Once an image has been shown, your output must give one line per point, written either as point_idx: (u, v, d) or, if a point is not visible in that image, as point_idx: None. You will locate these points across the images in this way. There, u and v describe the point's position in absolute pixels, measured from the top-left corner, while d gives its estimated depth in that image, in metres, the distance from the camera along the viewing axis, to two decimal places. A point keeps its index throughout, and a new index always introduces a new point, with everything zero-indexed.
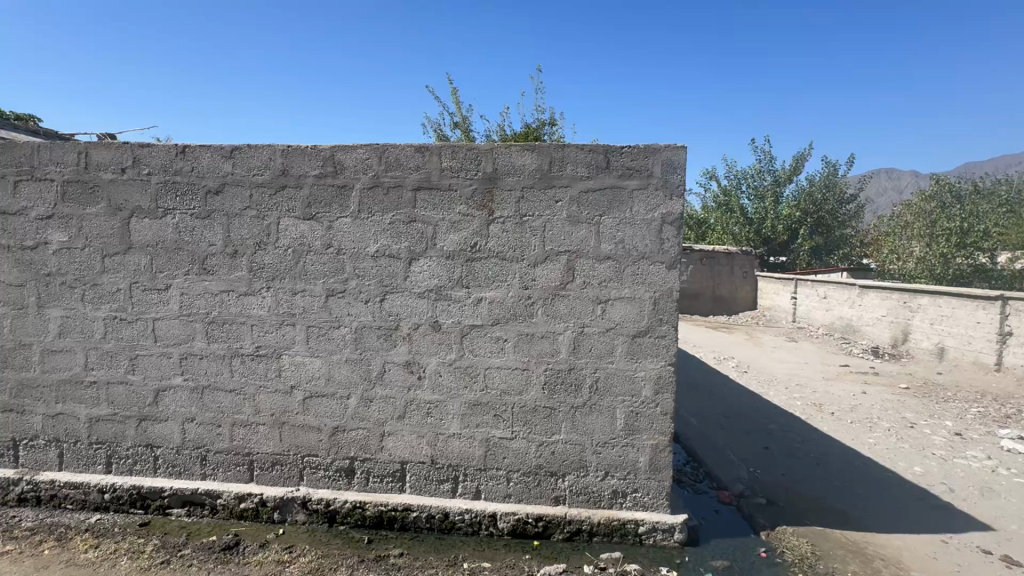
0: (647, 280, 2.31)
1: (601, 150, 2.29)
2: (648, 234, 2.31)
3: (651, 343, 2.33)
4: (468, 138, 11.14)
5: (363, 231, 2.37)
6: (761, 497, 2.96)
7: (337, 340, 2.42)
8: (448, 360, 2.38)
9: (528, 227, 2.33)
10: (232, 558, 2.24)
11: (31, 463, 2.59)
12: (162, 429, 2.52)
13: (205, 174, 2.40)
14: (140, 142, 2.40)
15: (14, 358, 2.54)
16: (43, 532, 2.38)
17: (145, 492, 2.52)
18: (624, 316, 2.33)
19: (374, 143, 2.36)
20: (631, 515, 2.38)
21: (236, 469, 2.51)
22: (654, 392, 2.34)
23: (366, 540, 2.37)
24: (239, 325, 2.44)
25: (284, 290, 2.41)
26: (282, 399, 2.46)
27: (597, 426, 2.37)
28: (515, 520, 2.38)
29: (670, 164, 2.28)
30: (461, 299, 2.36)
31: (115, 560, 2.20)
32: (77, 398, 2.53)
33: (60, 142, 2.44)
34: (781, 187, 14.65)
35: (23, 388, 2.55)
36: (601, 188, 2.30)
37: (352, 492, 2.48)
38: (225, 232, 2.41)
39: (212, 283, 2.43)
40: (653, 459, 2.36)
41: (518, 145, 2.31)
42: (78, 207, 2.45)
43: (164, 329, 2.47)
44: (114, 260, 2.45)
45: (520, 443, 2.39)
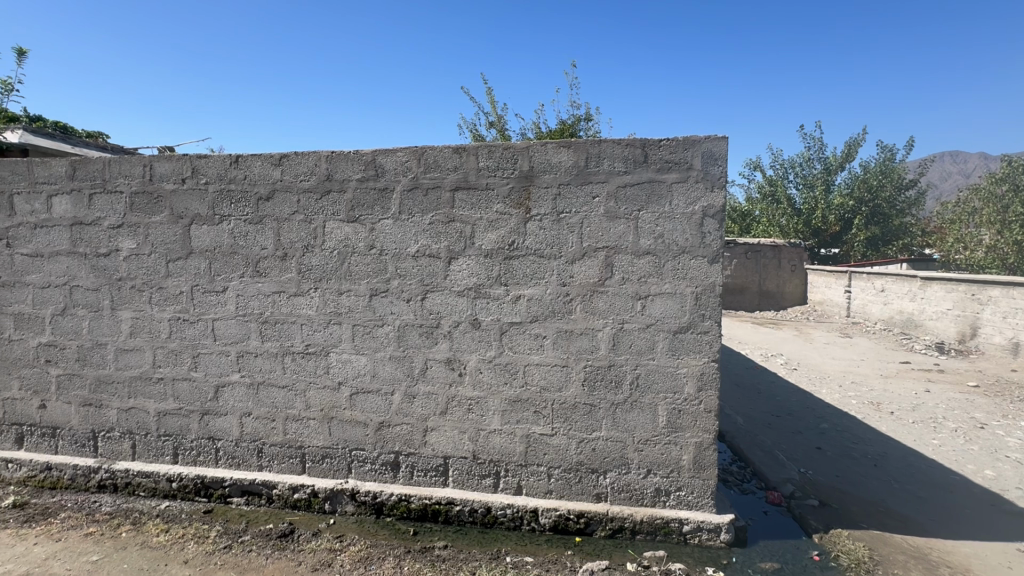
0: (689, 274, 2.27)
1: (638, 144, 2.27)
2: (688, 228, 2.26)
3: (693, 339, 2.28)
4: (504, 137, 11.17)
5: (404, 231, 2.44)
6: (813, 499, 2.84)
7: (381, 338, 2.50)
8: (488, 357, 2.42)
9: (566, 224, 2.33)
10: (288, 545, 2.36)
11: (108, 453, 2.81)
12: (222, 423, 2.68)
13: (256, 181, 2.53)
14: (198, 154, 2.56)
15: (92, 356, 2.76)
16: (120, 516, 2.59)
17: (208, 482, 2.69)
18: (664, 312, 2.29)
19: (413, 146, 2.41)
20: (675, 514, 2.34)
21: (290, 461, 2.64)
22: (697, 390, 2.30)
23: (411, 532, 2.45)
24: (291, 325, 2.57)
25: (331, 291, 2.52)
26: (330, 394, 2.57)
27: (638, 423, 2.34)
28: (557, 515, 2.39)
29: (710, 156, 2.23)
30: (500, 297, 2.39)
31: (183, 544, 2.37)
32: (147, 394, 2.73)
33: (128, 156, 2.64)
34: (832, 175, 13.96)
35: (100, 384, 2.77)
36: (639, 183, 2.28)
37: (397, 485, 2.56)
38: (276, 236, 2.53)
39: (265, 284, 2.57)
40: (697, 458, 2.32)
41: (554, 142, 2.31)
42: (144, 216, 2.64)
43: (222, 329, 2.62)
44: (177, 264, 2.63)
45: (560, 439, 2.40)
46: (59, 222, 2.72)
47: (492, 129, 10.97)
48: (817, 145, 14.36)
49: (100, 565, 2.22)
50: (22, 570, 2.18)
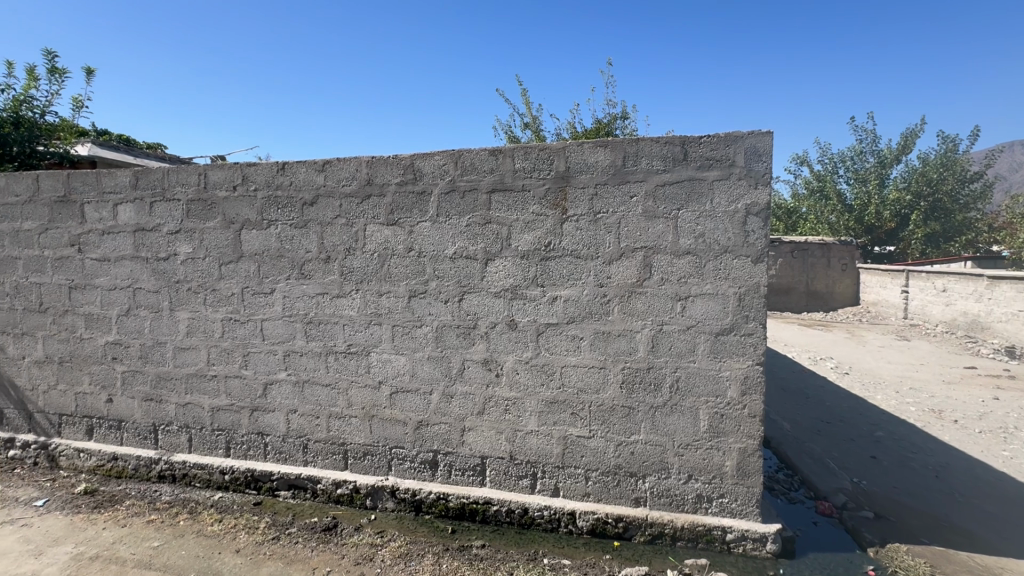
0: (731, 275, 2.20)
1: (677, 142, 2.22)
2: (731, 226, 2.19)
3: (736, 341, 2.21)
4: (540, 137, 11.10)
5: (442, 234, 2.48)
6: (868, 511, 2.70)
7: (419, 339, 2.55)
8: (525, 358, 2.42)
9: (603, 225, 2.30)
10: (332, 539, 2.44)
11: (167, 446, 2.99)
12: (270, 419, 2.80)
13: (302, 187, 2.63)
14: (248, 162, 2.68)
15: (154, 354, 2.94)
16: (178, 505, 2.75)
17: (257, 475, 2.81)
18: (706, 313, 2.23)
19: (450, 149, 2.45)
20: (717, 521, 2.27)
21: (333, 457, 2.73)
22: (740, 394, 2.22)
23: (449, 530, 2.48)
24: (334, 325, 2.65)
25: (371, 292, 2.58)
26: (371, 393, 2.64)
27: (678, 427, 2.29)
28: (594, 519, 2.37)
29: (753, 152, 2.16)
30: (537, 298, 2.39)
31: (235, 534, 2.49)
32: (202, 390, 2.88)
33: (184, 166, 2.80)
34: (886, 168, 13.23)
35: (161, 380, 2.95)
36: (678, 182, 2.23)
37: (436, 483, 2.60)
38: (320, 240, 2.63)
39: (309, 286, 2.67)
40: (741, 464, 2.25)
41: (590, 142, 2.29)
42: (199, 222, 2.79)
43: (270, 329, 2.74)
44: (229, 267, 2.77)
45: (598, 441, 2.37)
46: (124, 229, 2.91)
47: (528, 130, 10.97)
48: (870, 137, 13.63)
49: (161, 551, 2.36)
50: (93, 553, 2.35)
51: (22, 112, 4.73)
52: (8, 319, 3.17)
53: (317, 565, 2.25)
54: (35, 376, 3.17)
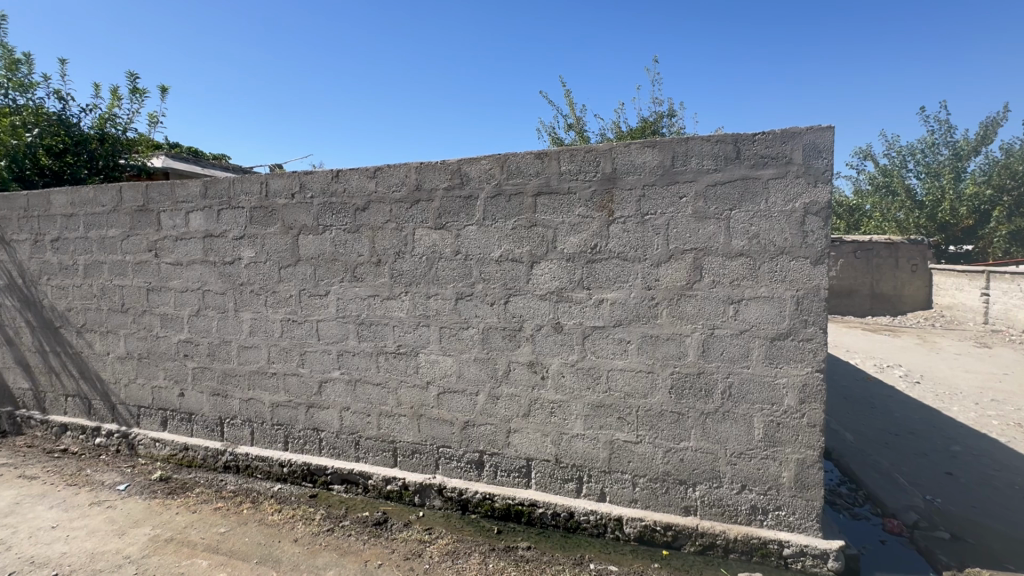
0: (788, 277, 2.10)
1: (729, 140, 2.16)
2: (788, 227, 2.10)
3: (793, 346, 2.11)
4: (583, 139, 10.95)
5: (488, 237, 2.51)
6: (943, 532, 2.50)
7: (465, 340, 2.59)
8: (571, 361, 2.41)
9: (650, 227, 2.26)
10: (382, 533, 2.52)
11: (232, 438, 3.18)
12: (325, 416, 2.92)
13: (354, 194, 2.74)
14: (305, 170, 2.83)
15: (220, 352, 3.15)
16: (242, 495, 2.92)
17: (312, 469, 2.94)
18: (760, 317, 2.14)
19: (496, 154, 2.48)
20: (773, 534, 2.17)
21: (384, 454, 2.82)
22: (798, 402, 2.12)
23: (495, 531, 2.50)
24: (384, 326, 2.74)
25: (420, 295, 2.66)
26: (419, 393, 2.71)
27: (731, 435, 2.21)
28: (642, 526, 2.32)
29: (812, 148, 2.06)
30: (583, 301, 2.38)
31: (294, 524, 2.61)
32: (263, 386, 3.05)
33: (248, 175, 2.98)
34: (963, 161, 12.29)
35: (226, 376, 3.15)
36: (730, 181, 2.16)
37: (482, 483, 2.63)
38: (371, 244, 2.72)
39: (361, 289, 2.77)
40: (799, 476, 2.14)
41: (637, 143, 2.26)
42: (261, 228, 2.96)
43: (325, 329, 2.87)
44: (288, 271, 2.92)
45: (645, 447, 2.33)
46: (194, 235, 3.14)
47: (571, 131, 10.88)
48: (944, 128, 12.65)
49: (227, 537, 2.52)
50: (168, 535, 2.54)
51: (107, 128, 5.17)
52: (95, 318, 3.48)
53: (369, 558, 2.33)
54: (117, 370, 3.46)
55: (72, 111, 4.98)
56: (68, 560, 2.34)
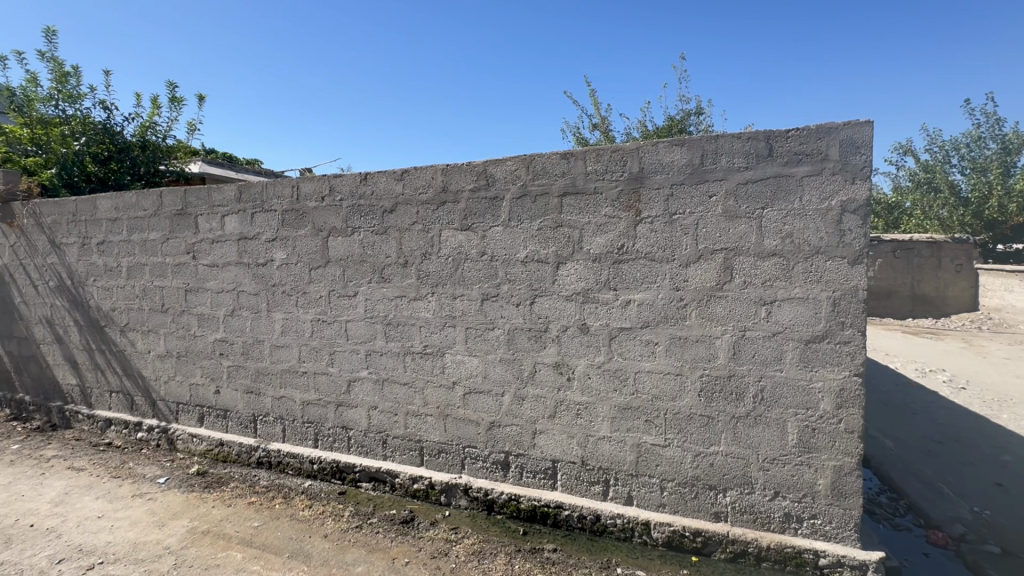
0: (824, 278, 2.03)
1: (761, 137, 2.10)
2: (824, 225, 2.03)
3: (830, 349, 2.04)
4: (609, 138, 10.81)
5: (514, 238, 2.51)
6: (992, 546, 2.38)
7: (491, 341, 2.60)
8: (597, 362, 2.39)
9: (679, 226, 2.23)
10: (409, 531, 2.55)
11: (265, 435, 3.27)
12: (353, 414, 2.98)
13: (382, 196, 2.79)
14: (334, 174, 2.89)
15: (254, 350, 3.24)
16: (274, 490, 2.99)
17: (341, 466, 2.99)
18: (795, 319, 2.08)
19: (522, 155, 2.48)
20: (809, 543, 2.10)
21: (410, 453, 2.85)
22: (835, 407, 2.05)
23: (521, 532, 2.49)
24: (411, 327, 2.78)
25: (446, 296, 2.68)
26: (445, 393, 2.73)
27: (763, 440, 2.15)
28: (670, 531, 2.27)
29: (850, 144, 1.99)
30: (609, 302, 2.35)
31: (324, 520, 2.67)
32: (294, 384, 3.13)
33: (280, 179, 3.06)
34: (1012, 155, 11.67)
35: (260, 374, 3.24)
36: (762, 179, 2.10)
37: (507, 484, 2.63)
38: (398, 245, 2.76)
39: (389, 289, 2.81)
40: (836, 483, 2.07)
41: (665, 141, 2.23)
42: (292, 231, 3.04)
43: (354, 329, 2.92)
44: (318, 272, 2.98)
45: (674, 451, 2.29)
46: (229, 237, 3.24)
47: (596, 131, 10.77)
48: (991, 121, 12.05)
49: (260, 530, 2.59)
50: (205, 528, 2.63)
51: (148, 136, 5.39)
52: (138, 317, 3.64)
53: (396, 555, 2.36)
54: (158, 368, 3.60)
55: (115, 120, 5.22)
56: (113, 548, 2.45)
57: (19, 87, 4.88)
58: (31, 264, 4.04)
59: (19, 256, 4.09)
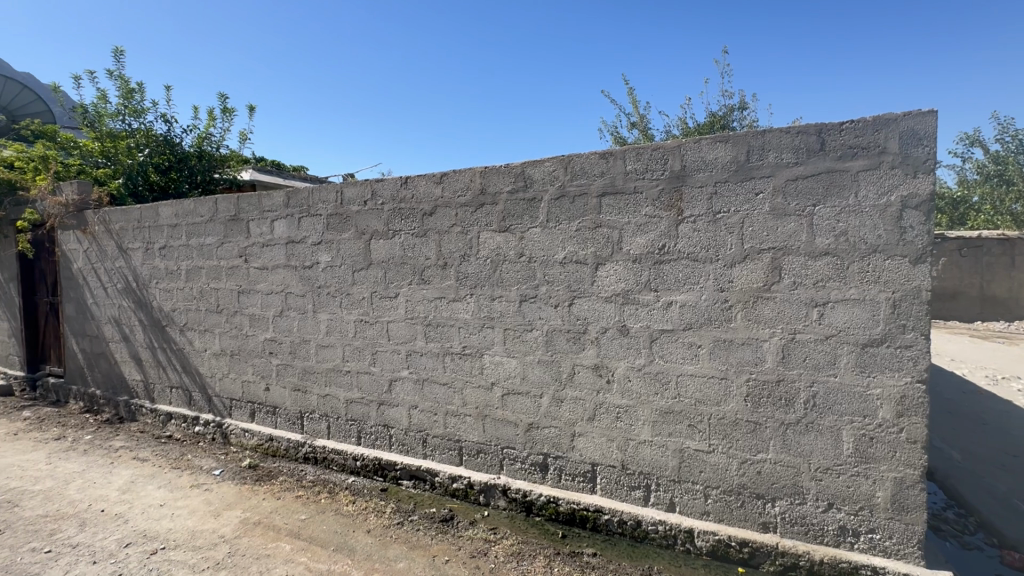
0: (882, 278, 1.92)
1: (812, 131, 2.01)
2: (882, 222, 1.92)
3: (889, 354, 1.93)
4: (647, 137, 10.58)
5: (553, 239, 2.50)
6: None
7: (530, 342, 2.59)
8: (638, 365, 2.35)
9: (723, 225, 2.16)
10: (449, 530, 2.58)
11: (311, 431, 3.39)
12: (395, 413, 3.04)
13: (421, 200, 2.84)
14: (376, 178, 2.97)
15: (301, 349, 3.37)
16: (319, 485, 3.10)
17: (383, 464, 3.06)
18: (850, 321, 1.97)
19: (560, 156, 2.48)
20: (867, 559, 1.98)
21: (450, 452, 2.89)
22: (895, 415, 1.93)
23: (560, 535, 2.48)
24: (450, 328, 2.81)
25: (484, 297, 2.70)
26: (484, 394, 2.74)
27: (815, 448, 2.05)
28: (715, 540, 2.20)
29: (911, 135, 1.87)
30: (650, 303, 2.31)
31: (367, 515, 2.74)
32: (339, 383, 3.23)
33: (325, 185, 3.17)
34: None
35: (306, 373, 3.36)
36: (814, 174, 2.01)
37: (546, 486, 2.61)
38: (438, 247, 2.81)
39: (428, 291, 2.86)
40: (897, 496, 1.95)
41: (708, 138, 2.17)
42: (336, 234, 3.14)
43: (395, 330, 2.99)
44: (361, 274, 3.07)
45: (718, 457, 2.22)
46: (278, 241, 3.38)
47: (634, 130, 10.60)
48: None
49: (307, 523, 2.69)
50: (256, 519, 2.75)
51: (203, 146, 5.71)
52: (195, 318, 3.85)
53: (437, 553, 2.40)
54: (213, 365, 3.80)
55: (175, 132, 5.56)
56: (174, 535, 2.60)
57: (91, 104, 5.28)
58: (102, 268, 4.35)
59: (92, 260, 4.42)
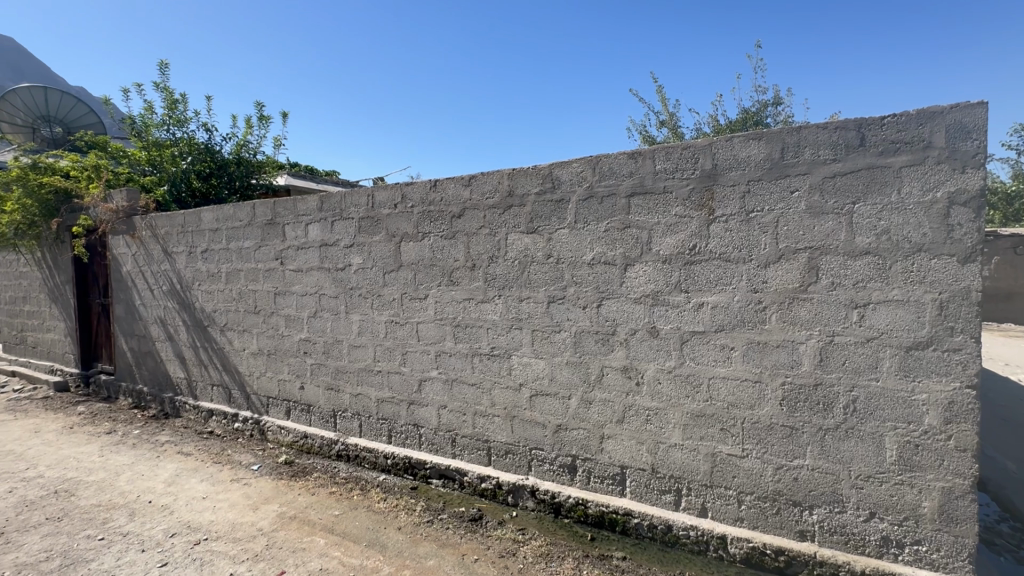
0: (928, 278, 1.84)
1: (851, 126, 1.94)
2: (927, 220, 1.84)
3: (936, 358, 1.84)
4: (678, 135, 10.40)
5: (581, 240, 2.50)
6: None
7: (558, 343, 2.59)
8: (668, 367, 2.31)
9: (756, 224, 2.11)
10: (478, 529, 2.60)
11: (343, 429, 3.48)
12: (425, 412, 3.09)
13: (450, 202, 2.88)
14: (406, 182, 3.02)
15: (334, 349, 3.46)
16: (352, 482, 3.17)
17: (413, 462, 3.11)
18: (893, 323, 1.89)
19: (588, 157, 2.47)
20: (912, 572, 1.90)
21: (478, 452, 2.91)
22: (943, 421, 1.84)
23: (589, 537, 2.46)
24: (478, 328, 2.84)
25: (513, 298, 2.71)
26: (512, 395, 2.76)
27: (856, 455, 1.98)
28: (749, 547, 2.14)
29: (959, 129, 1.79)
30: (681, 304, 2.27)
31: (398, 513, 2.79)
32: (370, 382, 3.31)
33: (356, 189, 3.26)
34: None
35: (339, 372, 3.45)
36: (853, 171, 1.94)
37: (575, 488, 2.60)
38: (466, 249, 2.84)
39: (457, 292, 2.89)
40: (944, 507, 1.86)
41: (741, 136, 2.13)
42: (368, 237, 3.22)
43: (425, 331, 3.03)
44: (391, 276, 3.13)
45: (753, 462, 2.16)
46: (312, 244, 3.49)
47: (664, 128, 10.43)
48: None
49: (341, 519, 2.76)
50: (292, 513, 2.84)
51: (242, 153, 5.94)
52: (235, 318, 4.00)
53: (466, 552, 2.42)
54: (251, 364, 3.94)
55: (215, 140, 5.80)
56: (216, 527, 2.71)
57: (138, 115, 5.57)
58: (149, 271, 4.58)
59: (140, 263, 4.65)
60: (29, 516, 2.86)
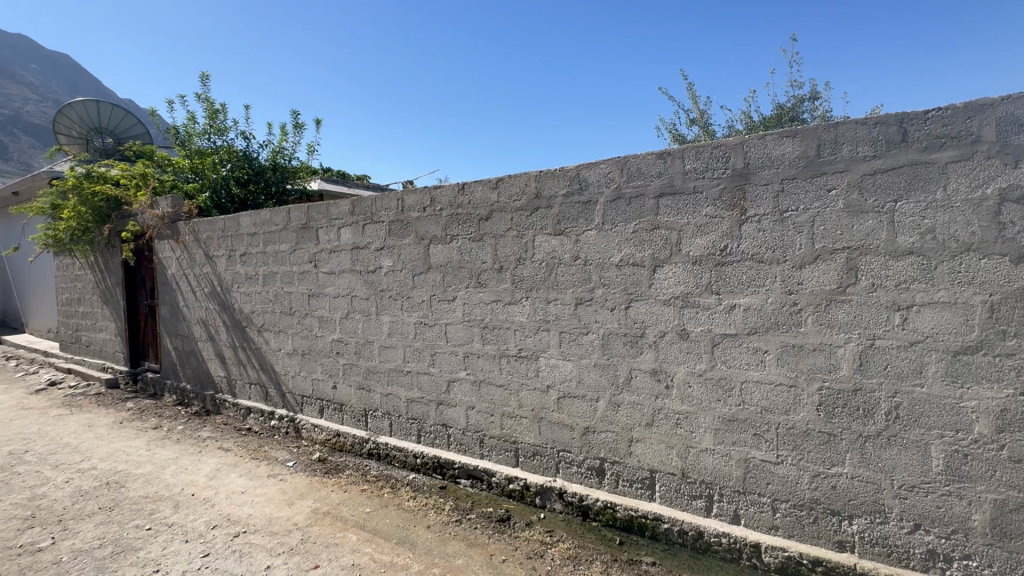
0: (977, 279, 1.75)
1: (892, 121, 1.87)
2: (976, 218, 1.75)
3: (987, 363, 1.75)
4: (709, 134, 10.17)
5: (609, 241, 2.48)
6: None
7: (586, 345, 2.58)
8: (699, 370, 2.27)
9: (791, 224, 2.05)
10: (506, 530, 2.61)
11: (374, 429, 3.55)
12: (453, 413, 3.12)
13: (478, 205, 2.91)
14: (435, 185, 3.07)
15: (365, 350, 3.54)
16: (382, 480, 3.23)
17: (442, 462, 3.15)
18: (938, 326, 1.81)
19: (616, 157, 2.45)
20: None
21: (506, 453, 2.92)
22: (994, 430, 1.75)
23: (618, 541, 2.44)
24: (506, 330, 2.85)
25: (540, 300, 2.71)
26: (540, 396, 2.76)
27: (899, 464, 1.90)
28: (785, 556, 2.08)
29: (1010, 122, 1.70)
30: (712, 306, 2.23)
31: (427, 511, 2.83)
32: (400, 383, 3.37)
33: (387, 193, 3.33)
34: None
35: (370, 372, 3.53)
36: (894, 168, 1.87)
37: (603, 492, 2.58)
38: (494, 252, 2.86)
39: (485, 294, 2.92)
40: (997, 521, 1.76)
41: (774, 133, 2.07)
42: (397, 240, 3.28)
43: (453, 332, 3.07)
44: (420, 278, 3.19)
45: (788, 469, 2.10)
46: (344, 247, 3.58)
47: (694, 127, 10.23)
48: None
49: (372, 516, 2.82)
50: (325, 509, 2.92)
51: (278, 160, 6.15)
52: (271, 319, 4.14)
53: (494, 552, 2.44)
54: (287, 363, 4.07)
55: (253, 147, 6.03)
56: (253, 520, 2.81)
57: (182, 125, 5.84)
58: (192, 274, 4.79)
59: (183, 267, 4.87)
60: (84, 505, 3.03)
